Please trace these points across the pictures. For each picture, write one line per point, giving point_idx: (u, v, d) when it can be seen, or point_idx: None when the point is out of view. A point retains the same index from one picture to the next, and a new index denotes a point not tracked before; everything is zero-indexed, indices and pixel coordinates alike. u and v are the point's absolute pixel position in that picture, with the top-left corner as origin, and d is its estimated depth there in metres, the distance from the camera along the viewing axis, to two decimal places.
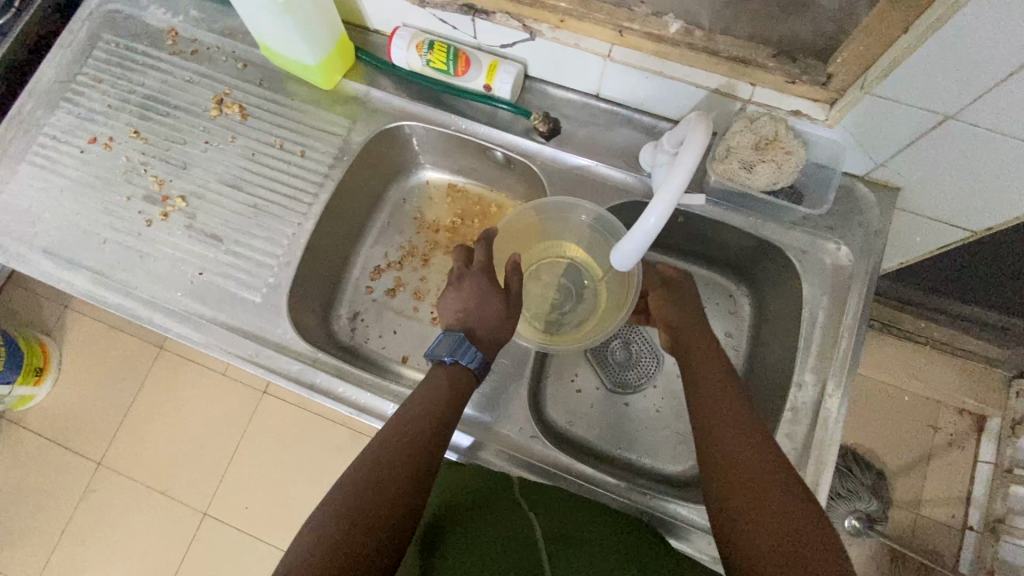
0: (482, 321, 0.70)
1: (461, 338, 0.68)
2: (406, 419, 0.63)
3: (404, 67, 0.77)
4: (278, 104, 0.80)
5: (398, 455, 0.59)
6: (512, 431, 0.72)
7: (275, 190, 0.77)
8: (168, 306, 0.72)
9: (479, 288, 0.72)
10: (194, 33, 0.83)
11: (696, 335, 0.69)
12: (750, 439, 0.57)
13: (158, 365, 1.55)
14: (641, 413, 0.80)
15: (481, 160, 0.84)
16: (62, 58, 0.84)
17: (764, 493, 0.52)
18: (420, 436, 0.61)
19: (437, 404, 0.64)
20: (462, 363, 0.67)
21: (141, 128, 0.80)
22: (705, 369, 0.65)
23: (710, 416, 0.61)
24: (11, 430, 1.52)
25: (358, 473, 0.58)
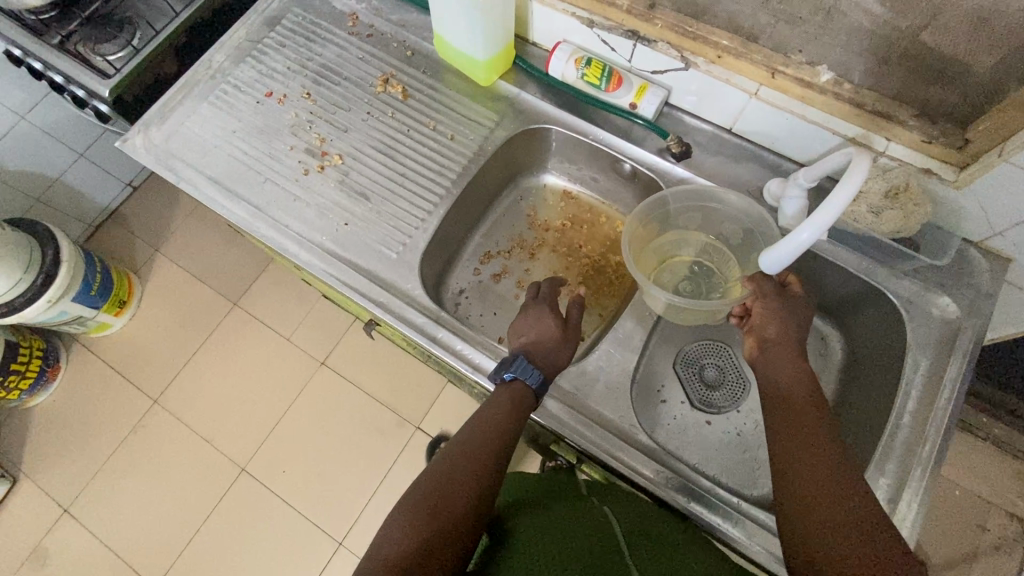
0: (539, 346, 0.72)
1: (516, 358, 0.69)
2: (474, 435, 0.66)
3: (557, 78, 0.84)
4: (437, 92, 0.89)
5: (467, 467, 0.63)
6: (615, 417, 0.74)
7: (421, 164, 0.84)
8: (310, 251, 0.80)
9: (539, 316, 0.76)
10: (373, 19, 0.94)
11: (787, 352, 0.68)
12: (823, 451, 0.58)
13: (228, 319, 1.63)
14: (722, 433, 0.82)
15: (606, 171, 0.91)
16: (255, 22, 0.95)
17: (837, 500, 0.54)
18: (487, 452, 0.65)
19: (501, 418, 0.66)
20: (527, 382, 0.68)
21: (313, 91, 0.89)
22: (789, 384, 0.66)
23: (785, 426, 0.62)
24: (82, 354, 1.60)
25: (431, 482, 0.62)
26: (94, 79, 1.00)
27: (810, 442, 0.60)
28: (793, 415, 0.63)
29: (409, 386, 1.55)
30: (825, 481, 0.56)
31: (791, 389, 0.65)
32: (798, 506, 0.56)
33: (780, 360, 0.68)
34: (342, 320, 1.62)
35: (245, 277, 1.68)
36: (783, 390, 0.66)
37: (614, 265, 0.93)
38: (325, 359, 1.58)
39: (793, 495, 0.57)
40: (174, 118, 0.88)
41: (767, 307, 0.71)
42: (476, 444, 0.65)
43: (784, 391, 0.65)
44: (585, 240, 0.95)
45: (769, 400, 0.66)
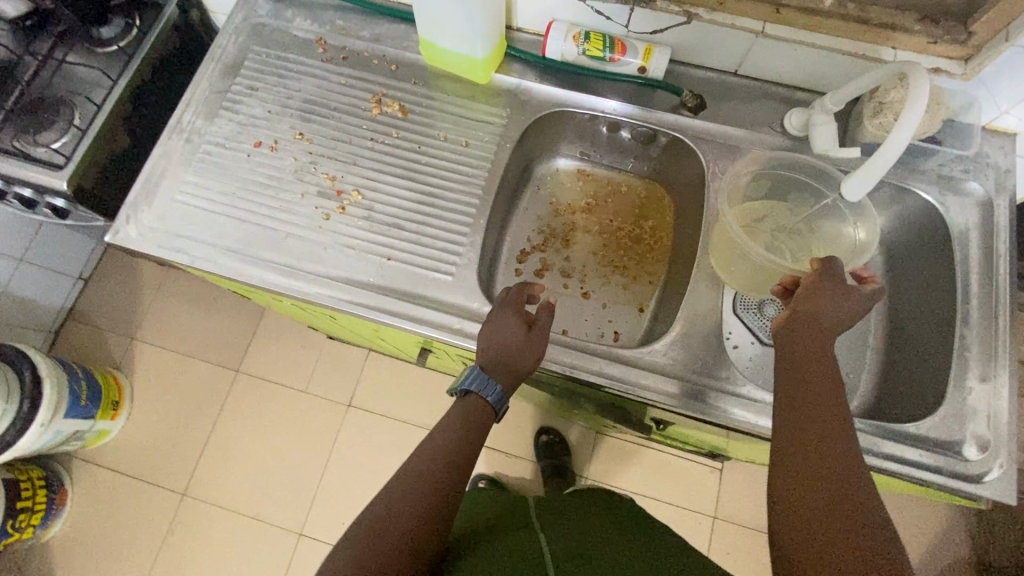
0: (498, 349, 0.68)
1: (476, 368, 0.68)
2: (438, 443, 0.65)
3: (556, 59, 0.83)
4: (434, 101, 0.85)
5: (432, 475, 0.62)
6: (721, 377, 0.74)
7: (444, 177, 0.81)
8: (365, 294, 0.75)
9: (502, 321, 0.69)
10: (343, 40, 0.88)
11: (814, 336, 0.60)
12: (839, 436, 0.54)
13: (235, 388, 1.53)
14: None
15: (622, 141, 0.90)
16: (212, 69, 0.87)
17: (831, 494, 0.50)
18: (455, 465, 0.64)
19: (463, 430, 0.66)
20: (483, 395, 0.68)
21: (306, 130, 0.84)
22: (816, 361, 0.58)
23: (800, 404, 0.56)
24: (88, 469, 1.48)
25: (391, 488, 0.61)
26: (43, 173, 0.90)
27: (823, 423, 0.55)
28: (807, 393, 0.57)
29: (444, 403, 1.51)
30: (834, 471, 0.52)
31: (811, 363, 0.58)
32: (791, 491, 0.52)
33: (806, 336, 0.60)
34: (356, 357, 1.56)
35: (239, 340, 1.57)
36: (809, 368, 0.58)
37: (649, 230, 0.92)
38: (350, 401, 1.52)
39: (784, 482, 0.53)
40: (161, 195, 0.80)
41: (813, 287, 0.62)
42: (446, 457, 0.64)
43: (806, 366, 0.58)
44: (614, 213, 0.93)
45: (783, 371, 0.60)
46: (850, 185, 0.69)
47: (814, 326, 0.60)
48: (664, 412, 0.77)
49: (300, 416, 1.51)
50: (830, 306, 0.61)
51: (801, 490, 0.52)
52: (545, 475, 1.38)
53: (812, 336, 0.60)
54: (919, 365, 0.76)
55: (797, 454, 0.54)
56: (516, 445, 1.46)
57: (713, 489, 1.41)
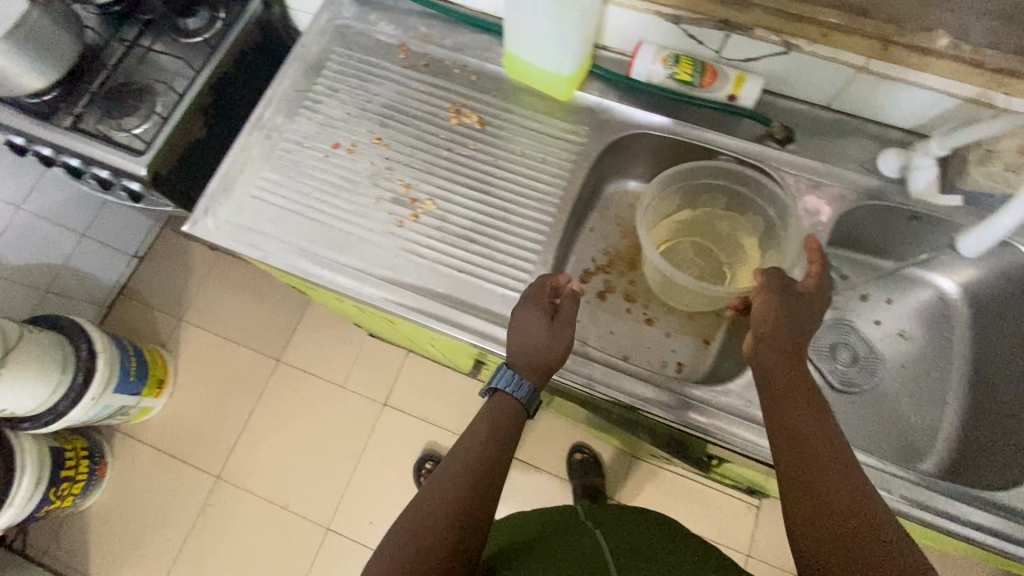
0: (526, 348, 0.67)
1: (502, 366, 0.68)
2: (456, 483, 0.59)
3: (641, 80, 0.81)
4: (513, 115, 0.84)
5: (456, 528, 0.56)
6: None
7: (518, 192, 0.80)
8: (433, 306, 0.75)
9: (522, 319, 0.68)
10: (425, 47, 0.88)
11: (782, 355, 0.60)
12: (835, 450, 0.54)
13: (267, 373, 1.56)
14: (882, 407, 0.82)
15: (700, 168, 0.86)
16: (295, 68, 0.87)
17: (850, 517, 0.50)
18: (479, 507, 0.58)
19: (478, 467, 0.61)
20: (503, 390, 0.67)
21: (383, 135, 0.84)
22: (788, 382, 0.59)
23: (791, 435, 0.56)
24: (128, 443, 1.51)
25: (407, 543, 0.55)
26: (124, 158, 0.92)
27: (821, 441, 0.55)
28: (798, 420, 0.56)
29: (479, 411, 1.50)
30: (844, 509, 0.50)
31: (791, 393, 0.58)
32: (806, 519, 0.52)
33: (776, 360, 0.60)
34: (393, 357, 1.56)
35: (281, 331, 1.59)
36: (787, 394, 0.58)
37: None
38: (386, 401, 1.52)
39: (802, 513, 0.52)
40: (238, 188, 0.81)
41: (775, 302, 0.62)
42: (467, 501, 0.58)
43: (782, 393, 0.59)
44: None
45: (771, 404, 0.59)
46: (965, 245, 0.73)
47: (776, 344, 0.60)
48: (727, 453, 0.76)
49: (336, 410, 1.52)
50: (792, 320, 0.61)
51: (823, 534, 0.50)
52: (577, 496, 1.36)
53: (779, 354, 0.60)
54: (1009, 429, 0.73)
55: (810, 493, 0.52)
56: (548, 461, 1.44)
57: (749, 526, 1.36)
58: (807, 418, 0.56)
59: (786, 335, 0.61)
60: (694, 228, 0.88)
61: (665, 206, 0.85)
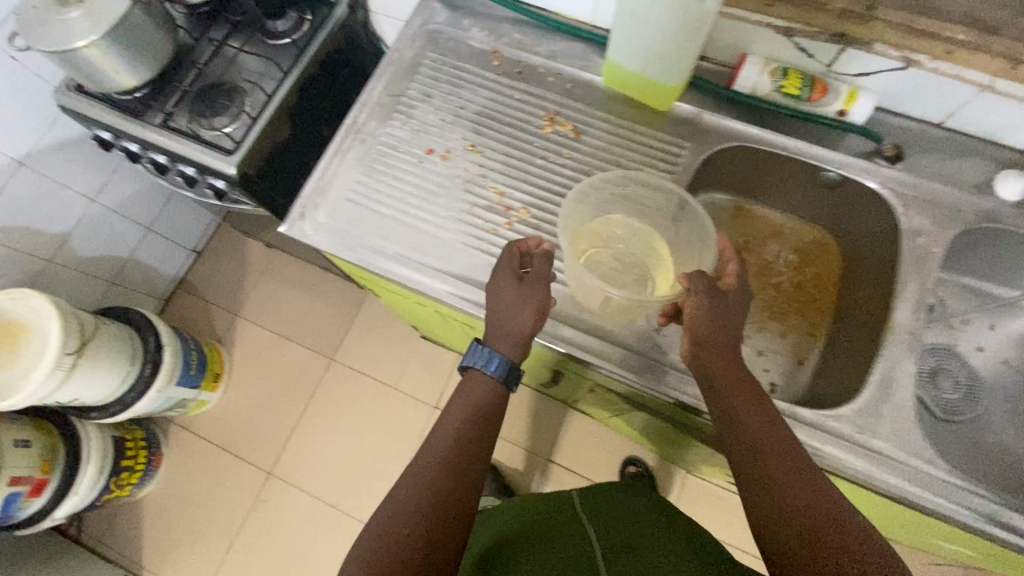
0: (502, 325, 0.67)
1: (474, 343, 0.68)
2: (445, 459, 0.61)
3: (744, 92, 0.79)
4: (609, 125, 0.83)
5: (445, 504, 0.58)
6: (917, 462, 0.65)
7: (615, 203, 0.79)
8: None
9: (496, 296, 0.68)
10: (519, 54, 0.87)
11: (721, 358, 0.62)
12: (786, 446, 0.56)
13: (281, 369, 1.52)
14: (988, 437, 0.79)
15: (799, 184, 0.83)
16: (389, 73, 0.87)
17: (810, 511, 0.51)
18: (467, 481, 0.60)
19: (466, 443, 0.63)
20: (478, 367, 0.67)
21: (477, 142, 0.84)
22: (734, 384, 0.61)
23: (745, 437, 0.58)
24: (183, 435, 1.54)
25: (393, 521, 0.56)
26: (214, 157, 0.93)
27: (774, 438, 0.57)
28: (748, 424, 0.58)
29: (531, 419, 1.48)
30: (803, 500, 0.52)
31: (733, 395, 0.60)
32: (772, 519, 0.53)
33: (717, 365, 0.62)
34: (444, 360, 1.56)
35: (335, 330, 1.60)
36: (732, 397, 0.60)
37: (810, 277, 0.87)
38: (437, 403, 1.52)
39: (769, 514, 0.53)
40: (333, 190, 0.81)
41: (700, 307, 0.63)
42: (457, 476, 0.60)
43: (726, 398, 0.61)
44: (773, 255, 0.89)
45: (719, 409, 0.61)
46: None
47: (713, 345, 0.62)
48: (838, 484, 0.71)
49: (387, 411, 1.52)
50: (721, 320, 0.63)
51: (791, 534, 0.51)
52: None
53: (716, 358, 0.62)
54: None
55: (773, 493, 0.54)
56: (601, 472, 1.42)
57: None
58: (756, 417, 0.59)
59: (723, 333, 0.63)
60: (601, 237, 0.78)
61: (581, 218, 0.76)
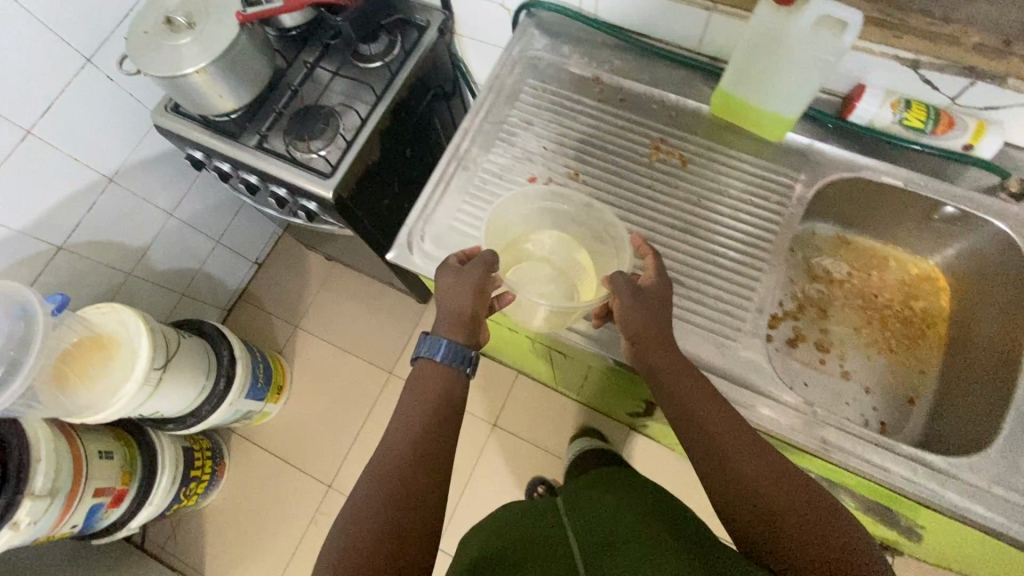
0: (448, 312, 0.70)
1: (422, 334, 0.70)
2: (410, 441, 0.64)
3: (861, 123, 0.77)
4: (716, 154, 0.82)
5: (420, 481, 0.61)
6: None
7: (726, 235, 0.77)
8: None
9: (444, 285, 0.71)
10: (622, 81, 0.87)
11: (662, 353, 0.65)
12: (737, 433, 0.61)
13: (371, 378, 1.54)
14: None
15: (911, 214, 0.82)
16: (490, 100, 0.88)
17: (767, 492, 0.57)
18: (436, 458, 0.63)
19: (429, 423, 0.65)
20: (429, 356, 0.68)
21: (581, 170, 0.83)
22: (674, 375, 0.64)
23: (692, 425, 0.63)
24: (244, 445, 1.55)
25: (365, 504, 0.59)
26: (312, 180, 0.94)
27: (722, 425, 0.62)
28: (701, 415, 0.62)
29: (593, 440, 1.47)
30: (754, 476, 0.58)
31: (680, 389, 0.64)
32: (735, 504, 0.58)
33: (660, 360, 0.65)
34: (504, 376, 1.56)
35: (394, 344, 1.61)
36: (671, 388, 0.64)
37: (919, 312, 0.85)
38: (496, 421, 1.51)
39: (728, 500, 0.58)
40: (438, 218, 0.82)
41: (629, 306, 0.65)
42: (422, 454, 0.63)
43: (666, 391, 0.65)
44: (878, 288, 0.87)
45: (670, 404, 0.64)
46: None
47: (647, 341, 0.65)
48: (966, 534, 0.68)
49: None
50: (653, 315, 0.66)
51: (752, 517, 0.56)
52: None
53: (659, 353, 0.65)
54: None
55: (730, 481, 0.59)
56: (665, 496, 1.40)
57: None
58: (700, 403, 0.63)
59: (654, 328, 0.66)
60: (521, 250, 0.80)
61: (502, 229, 0.78)
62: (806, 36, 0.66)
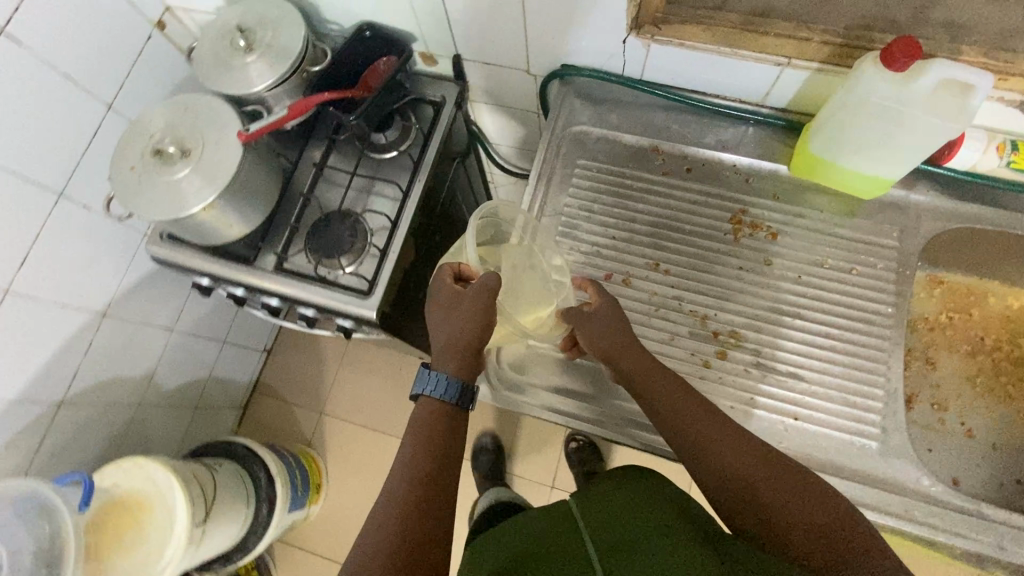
0: (448, 345, 0.62)
1: (422, 372, 0.62)
2: (411, 470, 0.57)
3: (960, 169, 0.70)
4: (804, 220, 0.75)
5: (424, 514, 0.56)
6: None
7: (833, 313, 0.71)
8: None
9: (442, 316, 0.63)
10: (685, 150, 0.79)
11: (636, 367, 0.63)
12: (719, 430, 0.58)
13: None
14: None
15: (1014, 252, 0.76)
16: (542, 189, 0.79)
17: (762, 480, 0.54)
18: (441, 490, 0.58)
19: (427, 459, 0.58)
20: (428, 394, 0.61)
21: (660, 259, 0.75)
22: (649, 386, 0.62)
23: (673, 430, 0.59)
24: (289, 553, 1.44)
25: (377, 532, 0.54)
26: (348, 301, 0.84)
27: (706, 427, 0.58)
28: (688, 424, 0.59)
29: None
30: (744, 470, 0.55)
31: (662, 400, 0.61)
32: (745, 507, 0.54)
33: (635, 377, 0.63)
34: None
35: None
36: (651, 396, 0.62)
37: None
38: (553, 481, 1.39)
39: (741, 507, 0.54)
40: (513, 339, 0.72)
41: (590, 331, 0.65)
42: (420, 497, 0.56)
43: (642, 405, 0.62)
44: (981, 330, 0.82)
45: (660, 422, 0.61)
46: None
47: (619, 358, 0.63)
48: None
49: None
50: (617, 330, 0.65)
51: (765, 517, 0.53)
52: None
53: (634, 369, 0.63)
54: None
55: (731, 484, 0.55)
56: None
57: None
58: (677, 404, 0.60)
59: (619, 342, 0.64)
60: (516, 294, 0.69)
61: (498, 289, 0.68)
62: (922, 99, 0.58)
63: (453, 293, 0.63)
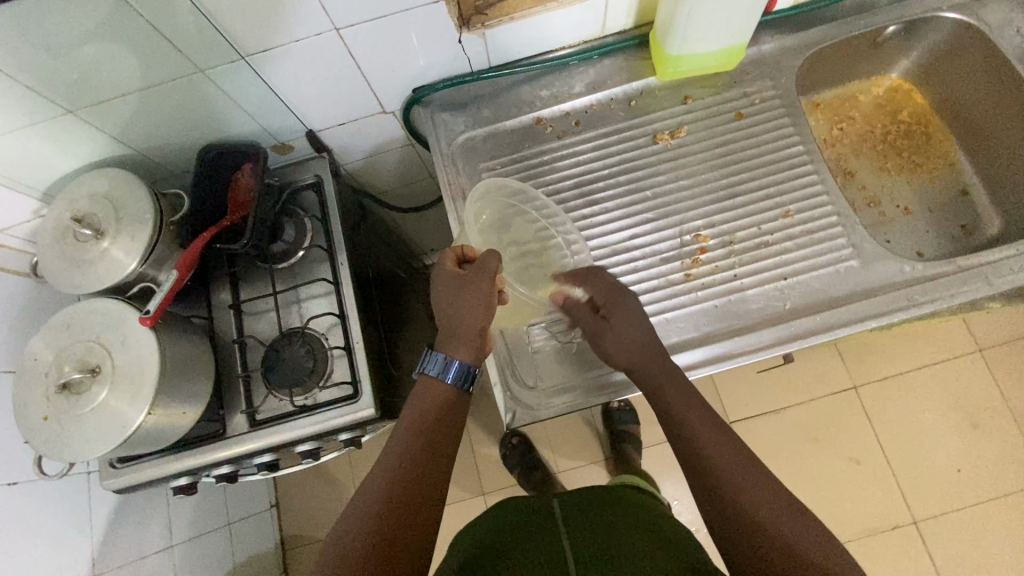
0: (452, 326, 0.63)
1: (426, 351, 0.63)
2: (406, 450, 0.58)
3: (788, 6, 0.78)
4: (692, 113, 0.79)
5: (417, 496, 0.55)
6: None
7: (757, 176, 0.76)
8: (808, 320, 0.68)
9: (446, 296, 0.63)
10: (563, 107, 0.81)
11: (657, 365, 0.61)
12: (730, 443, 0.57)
13: (461, 504, 1.36)
14: None
15: (859, 52, 0.85)
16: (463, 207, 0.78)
17: (756, 491, 0.54)
18: (434, 477, 0.57)
19: (422, 444, 0.58)
20: (427, 370, 0.62)
21: (600, 209, 0.76)
22: (669, 393, 0.61)
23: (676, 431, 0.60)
24: None
25: (367, 503, 0.54)
26: (338, 413, 0.78)
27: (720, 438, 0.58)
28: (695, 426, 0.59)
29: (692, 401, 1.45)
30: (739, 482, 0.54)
31: (678, 400, 0.60)
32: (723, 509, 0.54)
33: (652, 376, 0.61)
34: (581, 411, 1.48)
35: None
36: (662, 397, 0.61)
37: (908, 121, 0.90)
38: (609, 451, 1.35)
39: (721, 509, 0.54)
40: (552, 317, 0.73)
41: (593, 330, 0.63)
42: (406, 511, 0.54)
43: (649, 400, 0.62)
44: (870, 123, 0.90)
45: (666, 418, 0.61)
46: None
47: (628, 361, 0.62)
48: None
49: None
50: (631, 330, 0.62)
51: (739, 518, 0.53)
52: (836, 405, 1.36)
53: (655, 368, 0.61)
54: None
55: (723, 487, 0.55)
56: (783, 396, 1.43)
57: None
58: (685, 412, 0.59)
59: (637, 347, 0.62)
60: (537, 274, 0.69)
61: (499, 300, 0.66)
62: None
63: (454, 276, 0.63)
